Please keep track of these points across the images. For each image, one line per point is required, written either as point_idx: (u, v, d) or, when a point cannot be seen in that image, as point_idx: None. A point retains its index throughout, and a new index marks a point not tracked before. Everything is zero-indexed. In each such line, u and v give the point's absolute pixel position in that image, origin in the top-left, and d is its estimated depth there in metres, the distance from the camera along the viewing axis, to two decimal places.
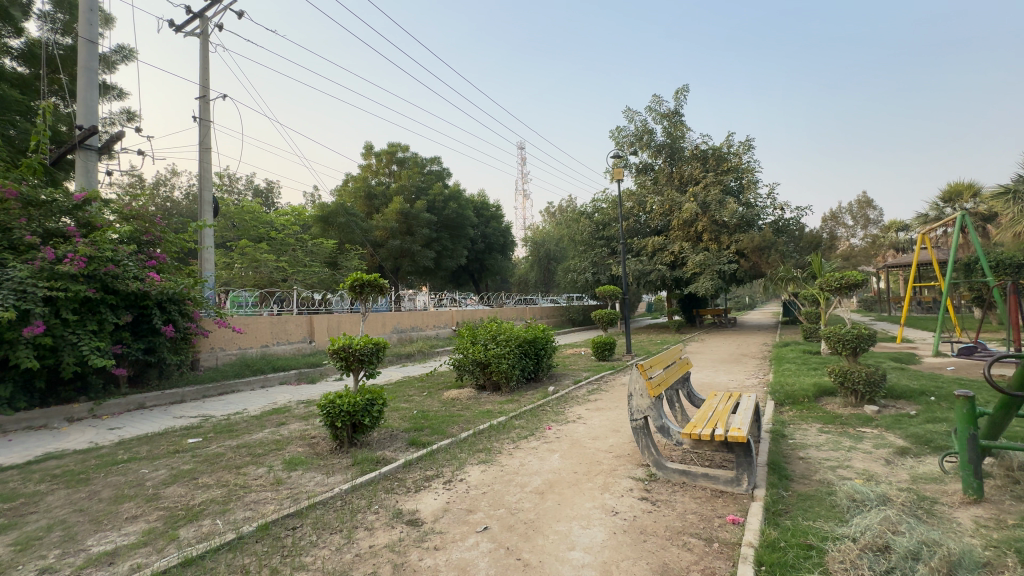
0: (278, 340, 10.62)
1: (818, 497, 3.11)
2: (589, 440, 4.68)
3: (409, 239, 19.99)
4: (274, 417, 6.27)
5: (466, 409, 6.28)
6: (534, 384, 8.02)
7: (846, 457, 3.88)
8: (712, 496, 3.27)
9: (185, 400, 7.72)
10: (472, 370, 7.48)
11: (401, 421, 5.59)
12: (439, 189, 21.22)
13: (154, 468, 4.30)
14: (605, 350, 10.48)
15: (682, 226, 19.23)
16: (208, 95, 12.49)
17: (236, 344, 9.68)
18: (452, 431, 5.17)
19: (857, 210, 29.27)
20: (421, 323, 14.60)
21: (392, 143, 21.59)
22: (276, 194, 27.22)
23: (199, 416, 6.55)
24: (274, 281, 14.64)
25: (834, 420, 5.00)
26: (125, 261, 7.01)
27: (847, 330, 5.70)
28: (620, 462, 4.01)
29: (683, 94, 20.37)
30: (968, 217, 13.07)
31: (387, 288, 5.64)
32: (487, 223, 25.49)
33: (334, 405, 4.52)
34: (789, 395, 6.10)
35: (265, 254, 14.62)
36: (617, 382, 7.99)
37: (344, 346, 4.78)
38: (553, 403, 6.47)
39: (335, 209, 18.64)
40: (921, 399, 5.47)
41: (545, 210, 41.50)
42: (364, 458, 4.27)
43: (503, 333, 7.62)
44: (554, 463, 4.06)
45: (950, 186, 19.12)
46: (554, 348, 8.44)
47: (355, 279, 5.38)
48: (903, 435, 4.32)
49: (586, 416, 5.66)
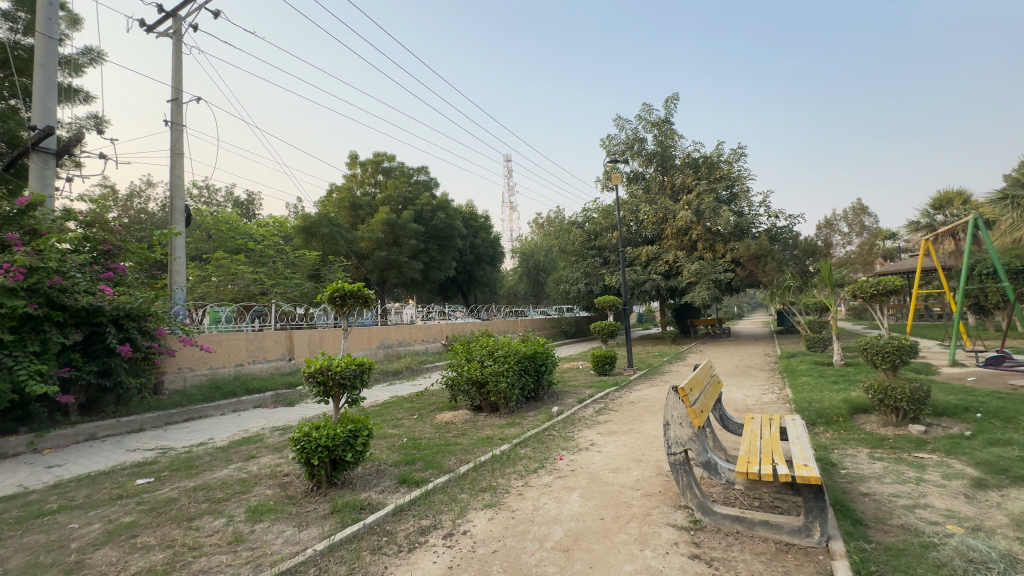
0: (254, 358, 9.81)
1: (914, 551, 2.52)
2: (609, 474, 4.03)
3: (395, 250, 19.26)
4: (242, 449, 5.48)
5: (462, 436, 5.58)
6: (534, 404, 7.34)
7: (919, 492, 3.30)
8: (777, 551, 2.66)
9: (144, 428, 6.88)
10: (467, 391, 6.79)
11: (389, 453, 4.88)
12: (427, 199, 20.62)
13: (86, 522, 3.52)
14: (606, 364, 9.88)
15: (675, 235, 18.90)
16: (180, 97, 11.76)
17: (207, 363, 8.87)
18: (449, 464, 4.45)
19: (852, 217, 29.21)
20: (409, 338, 13.86)
21: (378, 153, 20.98)
22: (257, 206, 26.27)
23: (157, 448, 5.74)
24: (251, 295, 13.77)
25: (881, 444, 4.44)
26: (74, 273, 6.22)
27: (885, 340, 5.13)
28: (655, 504, 3.37)
29: (672, 102, 20.24)
30: (982, 231, 12.69)
31: (373, 299, 4.94)
32: (475, 234, 24.90)
33: (310, 439, 3.82)
34: (819, 415, 5.54)
35: (242, 266, 13.78)
36: (625, 401, 7.36)
37: (322, 368, 4.07)
38: (560, 426, 5.81)
39: (318, 220, 17.91)
40: (969, 417, 4.95)
41: (533, 220, 41.05)
42: (345, 504, 3.54)
43: (500, 348, 6.96)
44: (573, 506, 3.39)
45: (940, 194, 19.07)
46: (555, 364, 7.78)
47: (336, 289, 4.68)
48: (971, 462, 3.76)
49: (601, 443, 5.01)
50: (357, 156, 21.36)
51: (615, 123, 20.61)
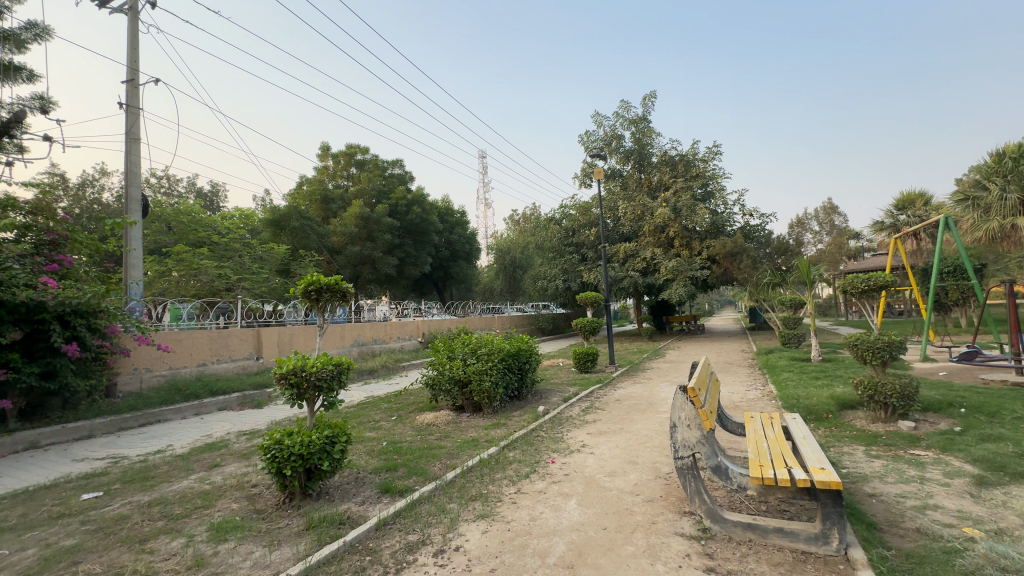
0: (218, 357, 9.23)
1: (939, 559, 2.38)
2: (606, 478, 3.82)
3: (369, 245, 18.66)
4: (205, 456, 5.04)
5: (446, 438, 5.29)
6: (518, 403, 7.11)
7: (926, 492, 3.22)
8: (795, 561, 2.50)
9: (93, 435, 6.31)
10: (448, 390, 6.48)
11: (368, 459, 4.54)
12: (402, 193, 20.11)
13: (19, 547, 3.07)
14: (587, 361, 9.72)
15: (653, 232, 18.96)
16: (136, 78, 10.96)
17: (165, 363, 8.26)
18: (434, 470, 4.16)
19: (823, 216, 30.06)
20: (384, 335, 13.41)
21: (351, 145, 20.29)
22: (221, 197, 25.07)
23: (107, 457, 5.22)
24: (216, 291, 13.02)
25: (876, 441, 4.38)
26: (11, 264, 5.60)
27: (875, 337, 5.09)
28: (660, 511, 3.17)
29: (650, 100, 20.31)
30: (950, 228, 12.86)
31: (351, 294, 4.56)
32: (451, 229, 24.52)
33: (281, 448, 3.48)
34: (809, 412, 5.48)
35: (205, 261, 12.99)
36: (610, 399, 7.19)
37: (295, 368, 3.70)
38: (547, 426, 5.60)
39: (287, 213, 17.16)
40: (955, 412, 4.98)
41: (509, 216, 40.78)
42: (322, 519, 3.22)
43: (483, 346, 6.69)
44: (573, 515, 3.15)
45: (902, 195, 19.76)
46: (539, 361, 7.54)
47: (310, 282, 4.29)
48: (969, 459, 3.71)
49: (592, 444, 4.81)
50: (328, 147, 20.60)
51: (594, 119, 20.54)
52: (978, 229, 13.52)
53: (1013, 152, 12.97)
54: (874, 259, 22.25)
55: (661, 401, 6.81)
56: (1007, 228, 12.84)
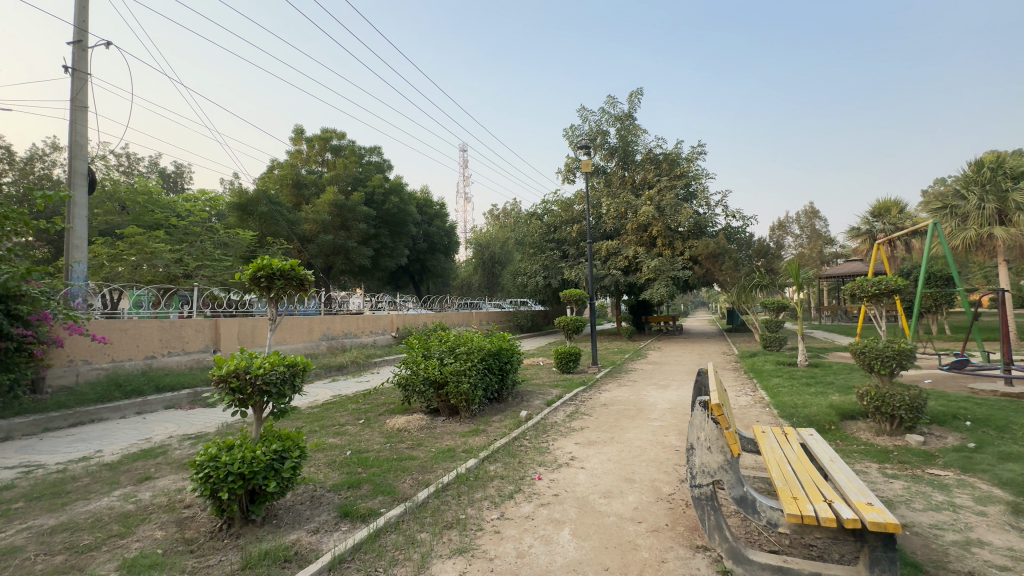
0: (169, 349, 8.40)
1: None
2: (601, 500, 3.35)
3: (343, 234, 17.79)
4: (136, 466, 4.35)
5: (418, 447, 4.73)
6: (497, 406, 6.59)
7: (964, 523, 2.86)
8: None
9: (11, 437, 5.49)
10: (423, 392, 5.92)
11: (328, 473, 3.95)
12: (379, 180, 19.28)
13: None
14: (569, 361, 9.26)
15: (636, 231, 18.64)
16: (83, 39, 9.88)
17: (106, 355, 7.43)
18: (404, 488, 3.61)
19: (805, 220, 30.47)
20: (355, 329, 12.69)
21: (326, 129, 19.32)
22: (186, 179, 23.66)
23: (20, 466, 4.46)
24: (173, 278, 12.04)
25: (888, 458, 4.05)
26: None
27: (884, 345, 4.77)
28: (671, 546, 2.70)
29: (637, 96, 20.01)
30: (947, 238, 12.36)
31: (311, 282, 3.93)
32: (430, 221, 23.80)
33: (217, 467, 2.88)
34: (809, 421, 5.13)
35: (160, 245, 11.97)
36: (596, 403, 6.75)
37: (238, 370, 3.07)
38: (532, 434, 5.10)
39: (255, 197, 16.16)
40: (960, 425, 4.73)
41: (489, 211, 40.14)
42: (263, 555, 2.64)
43: (462, 343, 6.14)
44: (568, 550, 2.67)
45: (879, 203, 19.65)
46: (520, 361, 7.03)
47: (260, 267, 3.65)
48: (997, 483, 3.39)
49: (582, 456, 4.34)
50: (302, 131, 19.59)
51: (579, 113, 20.13)
52: (955, 238, 13.66)
53: (992, 162, 13.09)
54: (849, 264, 22.57)
55: (650, 406, 6.41)
56: (983, 237, 13.01)
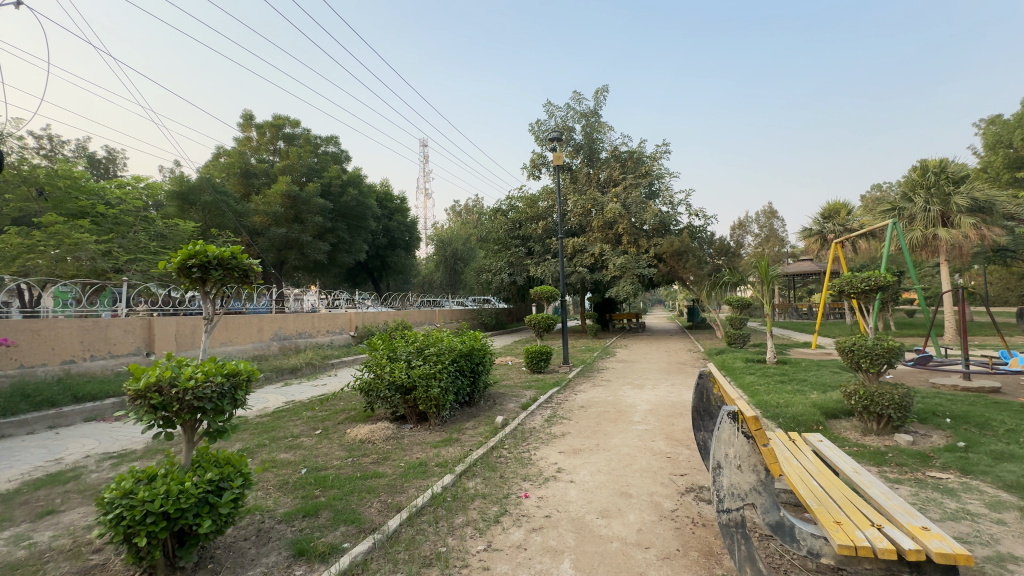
0: (93, 353, 7.39)
1: None
2: (600, 520, 2.97)
3: (296, 227, 16.74)
4: (36, 498, 3.57)
5: (386, 461, 4.21)
6: (469, 410, 6.14)
7: (988, 535, 2.66)
8: None
9: None
10: (388, 398, 5.35)
11: (280, 498, 3.38)
12: (336, 171, 18.28)
13: None
14: (539, 361, 8.89)
15: (602, 228, 18.50)
16: None
17: (12, 361, 6.41)
18: (371, 515, 3.08)
19: (762, 220, 31.63)
20: (311, 328, 11.85)
21: (279, 115, 18.11)
22: (119, 165, 21.62)
23: None
24: (100, 272, 10.76)
25: (884, 460, 3.90)
26: None
27: (872, 342, 4.65)
28: None
29: (602, 94, 19.93)
30: (904, 239, 12.75)
31: (256, 275, 3.33)
32: (390, 216, 22.92)
33: (133, 506, 2.27)
34: (796, 422, 4.97)
35: (84, 234, 10.64)
36: (573, 405, 6.40)
37: (162, 383, 2.47)
38: (511, 442, 4.69)
39: (198, 185, 14.85)
40: (942, 422, 4.70)
41: (452, 208, 39.39)
42: None
43: (431, 344, 5.64)
44: None
45: (828, 205, 20.55)
46: (492, 362, 6.58)
47: (191, 254, 3.02)
48: (1002, 485, 3.27)
49: (570, 467, 3.96)
50: (252, 116, 18.26)
51: (545, 108, 19.88)
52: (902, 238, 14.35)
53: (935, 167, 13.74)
54: (802, 264, 23.50)
55: (629, 408, 6.11)
56: (928, 237, 13.70)
